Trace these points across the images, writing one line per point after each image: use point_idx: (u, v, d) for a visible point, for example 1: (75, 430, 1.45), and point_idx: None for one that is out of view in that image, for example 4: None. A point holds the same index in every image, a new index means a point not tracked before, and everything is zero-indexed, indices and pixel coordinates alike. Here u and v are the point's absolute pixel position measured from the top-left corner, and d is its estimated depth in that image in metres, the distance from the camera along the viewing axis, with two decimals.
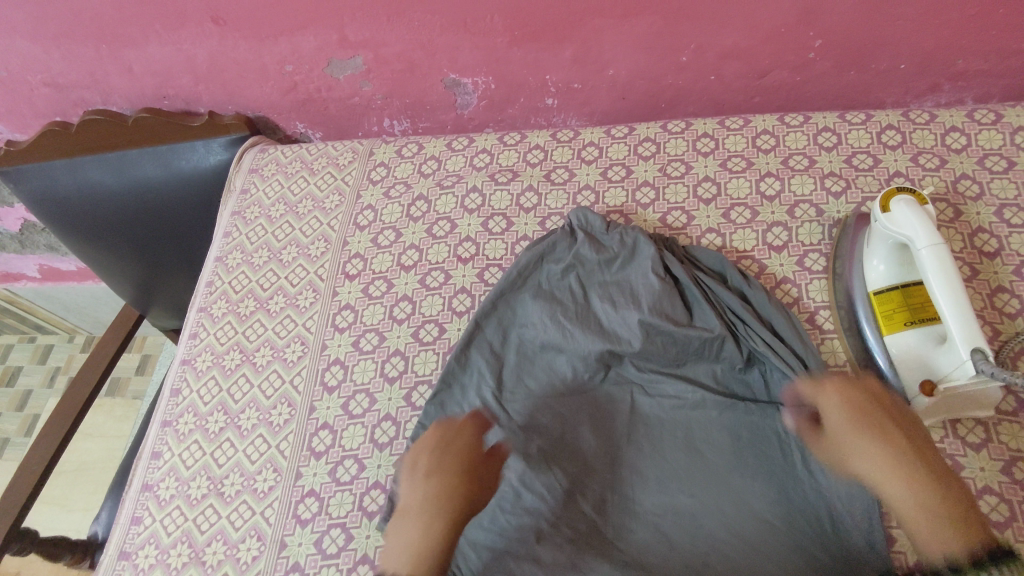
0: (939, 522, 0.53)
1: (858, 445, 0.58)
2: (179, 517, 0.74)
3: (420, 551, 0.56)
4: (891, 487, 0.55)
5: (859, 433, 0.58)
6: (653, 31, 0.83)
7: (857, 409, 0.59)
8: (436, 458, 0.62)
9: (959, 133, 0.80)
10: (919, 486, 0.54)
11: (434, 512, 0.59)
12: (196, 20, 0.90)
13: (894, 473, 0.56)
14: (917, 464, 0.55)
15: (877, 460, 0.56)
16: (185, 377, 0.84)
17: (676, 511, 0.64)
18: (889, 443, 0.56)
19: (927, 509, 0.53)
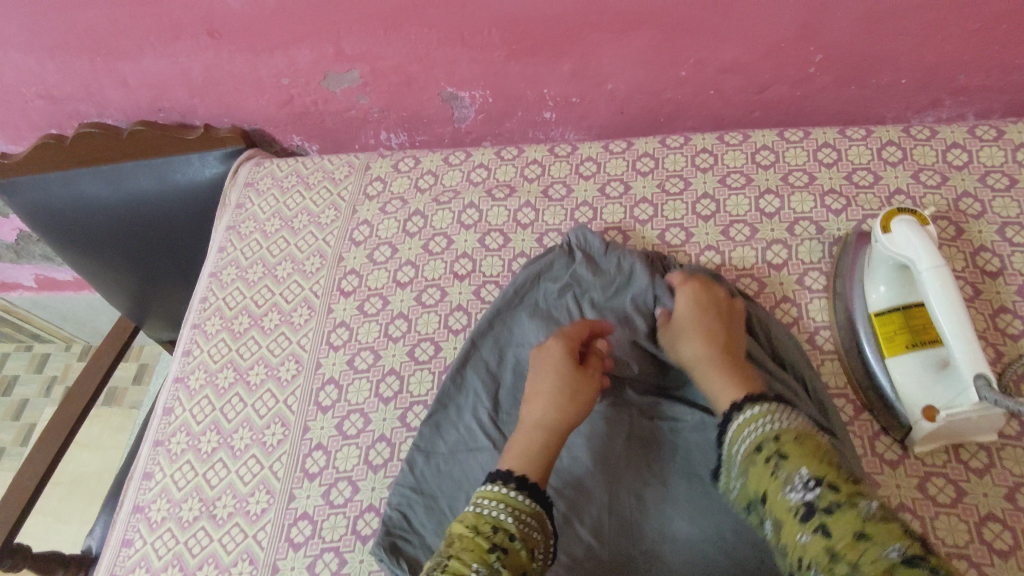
0: (727, 386, 0.63)
1: (685, 322, 0.69)
2: (171, 540, 0.74)
3: (524, 455, 0.63)
4: (697, 350, 0.67)
5: (689, 312, 0.69)
6: (652, 45, 0.82)
7: (695, 299, 0.70)
8: (533, 379, 0.67)
9: (961, 149, 0.79)
10: (720, 365, 0.65)
11: (533, 422, 0.65)
12: (191, 33, 0.89)
13: (702, 345, 0.67)
14: (722, 349, 0.66)
15: (693, 336, 0.68)
16: (177, 396, 0.83)
17: (675, 537, 0.63)
18: (704, 330, 0.68)
19: (719, 380, 0.64)
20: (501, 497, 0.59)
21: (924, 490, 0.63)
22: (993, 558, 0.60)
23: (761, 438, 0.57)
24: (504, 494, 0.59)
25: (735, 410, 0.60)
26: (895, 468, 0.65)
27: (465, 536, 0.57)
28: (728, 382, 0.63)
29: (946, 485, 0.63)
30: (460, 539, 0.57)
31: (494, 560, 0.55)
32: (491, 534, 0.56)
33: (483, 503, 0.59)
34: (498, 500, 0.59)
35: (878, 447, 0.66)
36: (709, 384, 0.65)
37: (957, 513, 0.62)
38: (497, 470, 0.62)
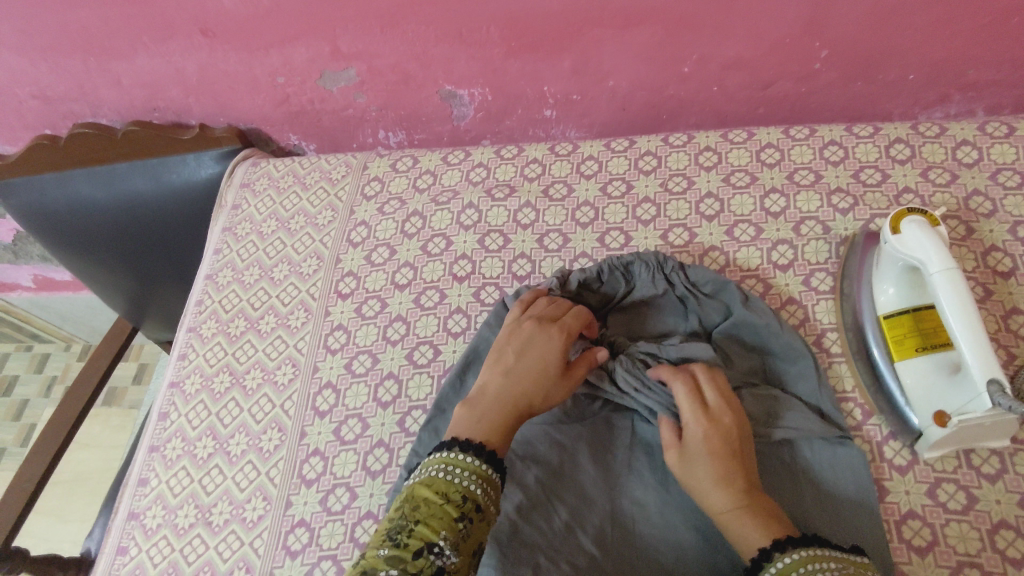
0: (758, 535, 0.55)
1: (699, 458, 0.59)
2: (166, 547, 0.72)
3: (486, 428, 0.60)
4: (721, 497, 0.57)
5: (704, 443, 0.59)
6: (654, 42, 0.81)
7: (710, 425, 0.60)
8: (518, 356, 0.65)
9: (971, 147, 0.77)
10: (750, 513, 0.56)
11: (505, 395, 0.62)
12: (185, 32, 0.87)
13: (723, 491, 0.57)
14: (748, 496, 0.57)
15: (711, 479, 0.58)
16: (173, 401, 0.82)
17: (680, 546, 0.62)
18: (724, 468, 0.58)
19: (749, 529, 0.55)
20: (470, 467, 0.56)
21: (935, 497, 0.62)
22: (1006, 566, 0.58)
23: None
24: (477, 465, 0.57)
25: (770, 563, 0.53)
26: (904, 474, 0.63)
27: (433, 502, 0.54)
28: (762, 531, 0.55)
29: (957, 492, 0.62)
30: (428, 504, 0.54)
31: (461, 530, 0.53)
32: (462, 503, 0.54)
33: (453, 470, 0.56)
34: (468, 468, 0.56)
35: (887, 453, 0.65)
36: (736, 535, 0.56)
37: (969, 521, 0.60)
38: (465, 440, 0.58)
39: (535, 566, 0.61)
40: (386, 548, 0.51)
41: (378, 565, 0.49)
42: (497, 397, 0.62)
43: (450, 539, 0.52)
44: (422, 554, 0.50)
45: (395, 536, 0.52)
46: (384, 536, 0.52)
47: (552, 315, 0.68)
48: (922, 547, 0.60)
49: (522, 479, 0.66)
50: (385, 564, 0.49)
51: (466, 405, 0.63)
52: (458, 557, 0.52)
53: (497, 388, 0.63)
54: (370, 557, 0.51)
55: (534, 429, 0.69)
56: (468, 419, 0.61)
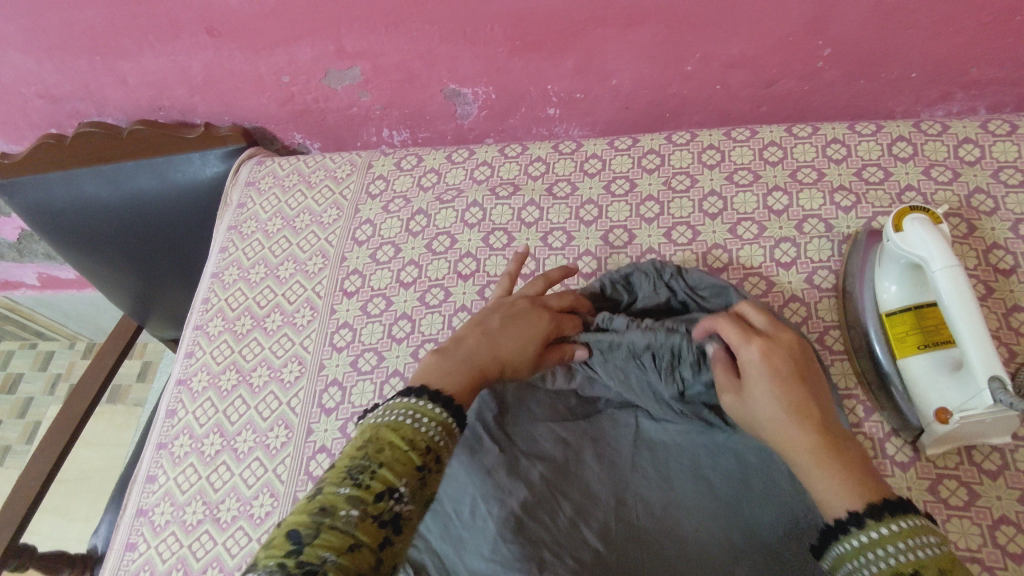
0: (838, 475, 0.51)
1: (762, 387, 0.56)
2: (175, 543, 0.73)
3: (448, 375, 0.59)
4: (796, 430, 0.54)
5: (766, 369, 0.56)
6: (657, 40, 0.81)
7: (769, 349, 0.57)
8: (505, 323, 0.66)
9: (973, 145, 0.77)
10: (827, 449, 0.52)
11: (474, 356, 0.62)
12: (191, 31, 0.88)
13: (795, 422, 0.54)
14: (825, 430, 0.53)
15: (781, 408, 0.55)
16: (180, 399, 0.83)
17: (683, 542, 0.62)
18: (795, 396, 0.55)
19: (827, 467, 0.51)
20: (437, 417, 0.54)
21: (936, 493, 0.62)
22: (1008, 561, 0.59)
23: (895, 571, 0.46)
24: (443, 417, 0.54)
25: (860, 530, 0.48)
26: (906, 470, 0.64)
27: (397, 446, 0.51)
28: (839, 472, 0.51)
29: (958, 488, 0.62)
30: (392, 448, 0.51)
31: (420, 478, 0.51)
32: (426, 453, 0.52)
33: (420, 418, 0.53)
34: (434, 418, 0.54)
35: (888, 449, 0.65)
36: (811, 473, 0.52)
37: (970, 516, 0.61)
38: (433, 391, 0.56)
39: (540, 561, 0.60)
40: (346, 486, 0.48)
41: (338, 504, 0.46)
42: (470, 352, 0.63)
43: (410, 486, 0.49)
44: (383, 500, 0.47)
45: (357, 475, 0.48)
46: (342, 474, 0.49)
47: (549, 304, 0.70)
48: None
49: (526, 475, 0.67)
50: (345, 504, 0.46)
51: (440, 351, 0.63)
52: (414, 505, 0.49)
53: (472, 343, 0.64)
54: (327, 493, 0.47)
55: (539, 427, 0.70)
56: (432, 369, 0.60)
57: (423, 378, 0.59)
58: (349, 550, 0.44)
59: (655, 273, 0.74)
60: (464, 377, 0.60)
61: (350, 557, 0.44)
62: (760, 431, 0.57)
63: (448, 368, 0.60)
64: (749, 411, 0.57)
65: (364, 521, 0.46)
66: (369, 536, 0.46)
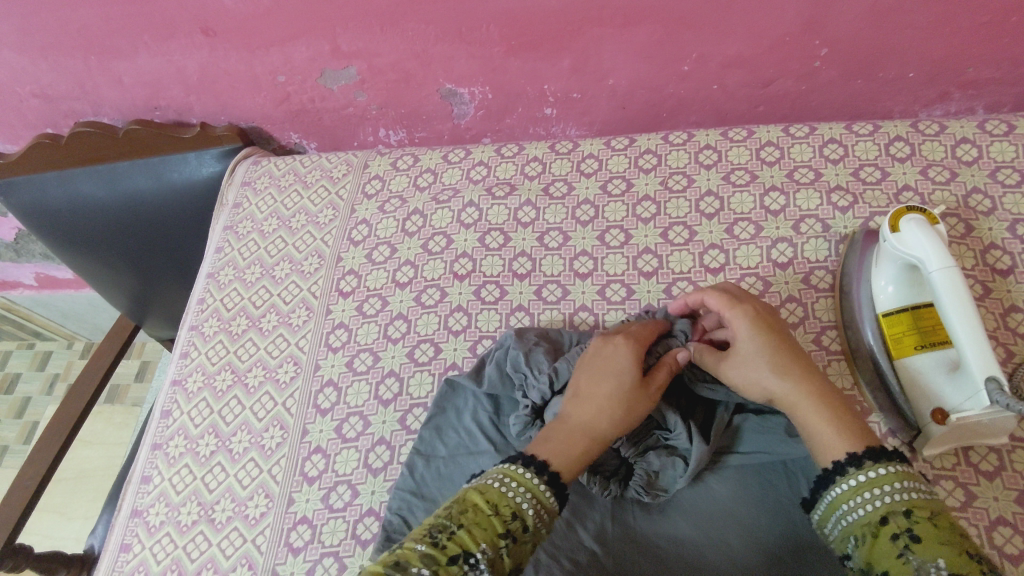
0: (842, 427, 0.55)
1: (769, 351, 0.60)
2: (169, 544, 0.73)
3: (560, 452, 0.58)
4: (791, 384, 0.58)
5: (766, 336, 0.60)
6: (653, 40, 0.81)
7: (766, 319, 0.61)
8: (590, 378, 0.63)
9: (971, 144, 0.77)
10: (827, 403, 0.57)
11: (575, 422, 0.61)
12: (186, 31, 0.88)
13: (788, 377, 0.59)
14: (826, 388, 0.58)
15: (774, 367, 0.59)
16: (176, 398, 0.83)
17: (680, 545, 0.61)
18: (781, 357, 0.59)
19: (831, 422, 0.56)
20: (529, 486, 0.55)
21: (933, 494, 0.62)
22: (1004, 562, 0.59)
23: (887, 509, 0.50)
24: (535, 484, 0.55)
25: (858, 470, 0.52)
26: None
27: (480, 509, 0.52)
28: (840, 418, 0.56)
29: (954, 488, 0.62)
30: (475, 511, 0.52)
31: (502, 548, 0.51)
32: (511, 521, 0.52)
33: (510, 484, 0.54)
34: (523, 485, 0.55)
35: None
36: (812, 426, 0.57)
37: (966, 517, 0.61)
38: (529, 456, 0.57)
39: (535, 561, 0.62)
40: (423, 544, 0.50)
41: (412, 560, 0.49)
42: (574, 419, 0.61)
43: (488, 554, 0.50)
44: (456, 563, 0.49)
45: (435, 534, 0.51)
46: (424, 530, 0.51)
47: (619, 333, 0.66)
48: None
49: None
50: (419, 561, 0.49)
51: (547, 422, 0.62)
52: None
53: (571, 412, 0.61)
54: (405, 548, 0.50)
55: None
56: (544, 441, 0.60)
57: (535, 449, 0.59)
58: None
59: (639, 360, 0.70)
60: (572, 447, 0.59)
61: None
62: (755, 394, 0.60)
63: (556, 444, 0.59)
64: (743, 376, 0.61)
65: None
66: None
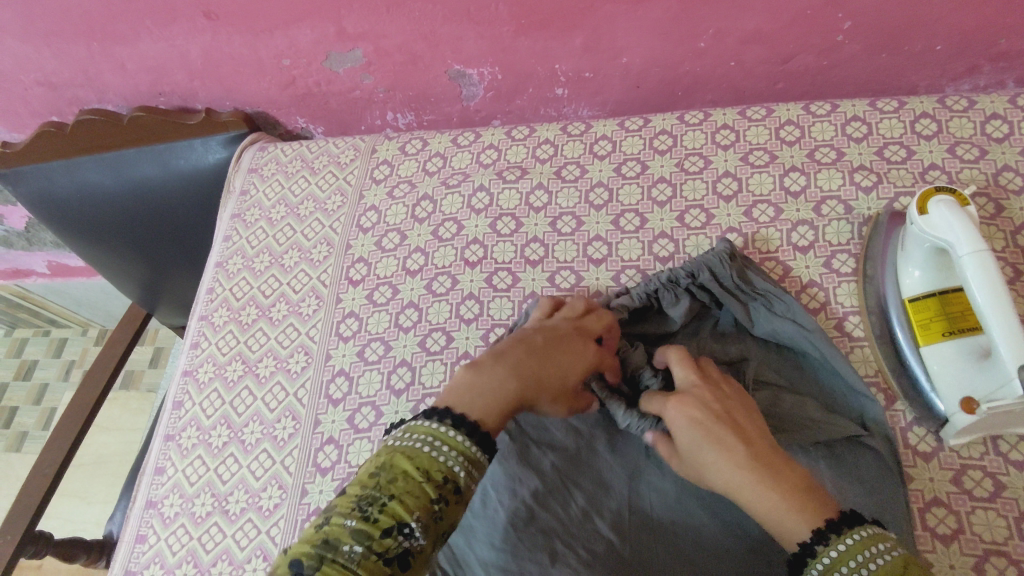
0: (787, 505, 0.50)
1: (692, 437, 0.56)
2: (184, 535, 0.73)
3: (487, 403, 0.55)
4: (734, 470, 0.53)
5: (684, 421, 0.57)
6: (668, 16, 0.78)
7: (682, 403, 0.58)
8: (548, 349, 0.62)
9: (1001, 120, 0.74)
10: (774, 481, 0.51)
11: (515, 380, 0.58)
12: (188, 14, 0.86)
13: (734, 461, 0.53)
14: (763, 463, 0.53)
15: (714, 452, 0.54)
16: (187, 389, 0.82)
17: (700, 535, 0.60)
18: (718, 438, 0.55)
19: (773, 498, 0.51)
20: (461, 449, 0.51)
21: (961, 484, 0.61)
22: None
23: None
24: (464, 445, 0.52)
25: (816, 558, 0.48)
26: (929, 461, 0.62)
27: (411, 477, 0.49)
28: (787, 498, 0.50)
29: (983, 479, 0.60)
30: (404, 478, 0.49)
31: (435, 513, 0.49)
32: (443, 485, 0.49)
33: (437, 447, 0.51)
34: (454, 447, 0.51)
35: (911, 439, 0.63)
36: (766, 510, 0.51)
37: (995, 508, 0.59)
38: (458, 415, 0.53)
39: (551, 552, 0.60)
40: (352, 518, 0.47)
41: (342, 538, 0.46)
42: (515, 377, 0.58)
43: (422, 521, 0.48)
44: (390, 536, 0.46)
45: (365, 507, 0.47)
46: (352, 503, 0.48)
47: (587, 330, 0.66)
48: (946, 535, 0.59)
49: (537, 465, 0.65)
50: (349, 538, 0.46)
51: (475, 367, 0.58)
52: (426, 538, 0.48)
53: (513, 361, 0.59)
54: (334, 524, 0.47)
55: (550, 415, 0.68)
56: (470, 387, 0.56)
57: (453, 397, 0.55)
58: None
59: (683, 279, 0.71)
60: (499, 406, 0.56)
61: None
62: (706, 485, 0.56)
63: (484, 390, 0.56)
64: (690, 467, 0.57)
65: (366, 559, 0.45)
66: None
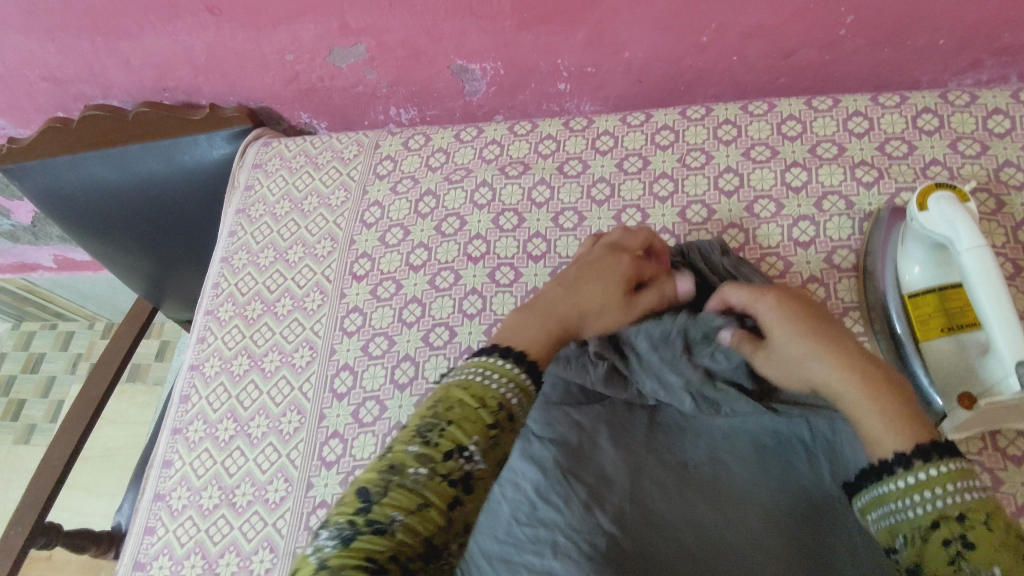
0: (891, 416, 0.50)
1: (786, 331, 0.55)
2: (192, 527, 0.74)
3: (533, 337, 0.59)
4: (833, 368, 0.52)
5: (782, 314, 0.55)
6: (671, 10, 0.78)
7: (780, 299, 0.56)
8: (581, 273, 0.66)
9: (1004, 115, 0.74)
10: (877, 385, 0.51)
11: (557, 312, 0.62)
12: (191, 10, 0.86)
13: (832, 358, 0.53)
14: (864, 364, 0.52)
15: (812, 347, 0.53)
16: (194, 384, 0.83)
17: (700, 526, 0.60)
18: (818, 333, 0.54)
19: (873, 405, 0.50)
20: (510, 375, 0.54)
21: None
22: None
23: (940, 512, 0.46)
24: (515, 373, 0.54)
25: (906, 470, 0.48)
26: None
27: (466, 404, 0.51)
28: (889, 406, 0.50)
29: (981, 473, 0.61)
30: (461, 406, 0.51)
31: (491, 438, 0.50)
32: (499, 411, 0.51)
33: (490, 375, 0.53)
34: (503, 374, 0.54)
35: None
36: (861, 412, 0.51)
37: (993, 502, 0.60)
38: (506, 349, 0.57)
39: (553, 545, 0.59)
40: (415, 444, 0.49)
41: (406, 462, 0.48)
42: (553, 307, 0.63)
43: (480, 445, 0.49)
44: (452, 458, 0.48)
45: (426, 434, 0.49)
46: (412, 431, 0.50)
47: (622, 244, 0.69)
48: None
49: (540, 459, 0.66)
50: (413, 462, 0.47)
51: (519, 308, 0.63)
52: (485, 463, 0.50)
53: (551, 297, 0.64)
54: (398, 451, 0.49)
55: (552, 410, 0.69)
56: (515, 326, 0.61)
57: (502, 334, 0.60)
58: (416, 509, 0.45)
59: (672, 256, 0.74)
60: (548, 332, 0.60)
61: (418, 514, 0.45)
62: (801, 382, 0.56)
63: (529, 322, 0.61)
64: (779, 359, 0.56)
65: (432, 480, 0.47)
66: (437, 495, 0.46)
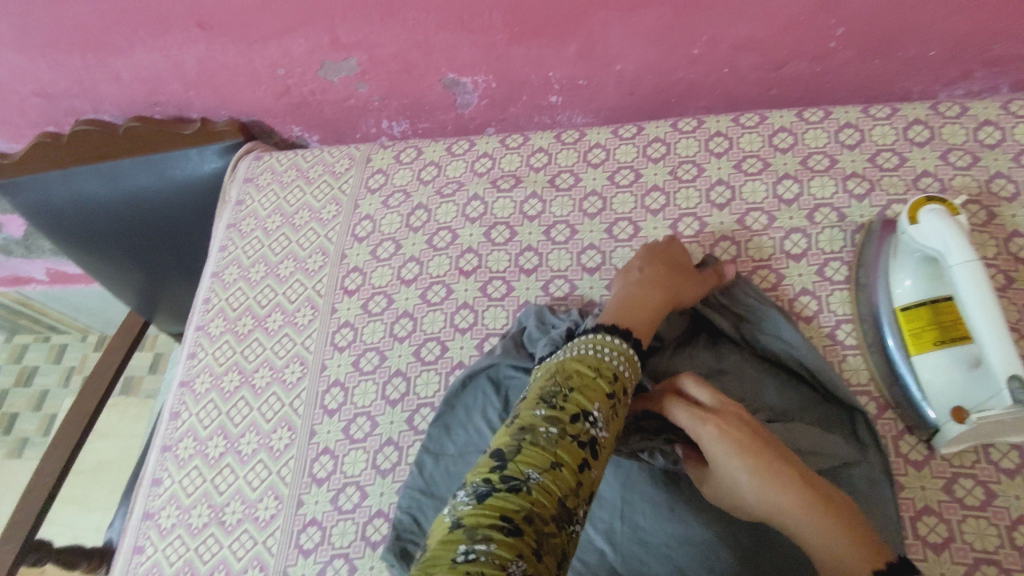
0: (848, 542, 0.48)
1: (730, 461, 0.52)
2: (181, 546, 0.73)
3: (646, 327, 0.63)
4: (786, 497, 0.50)
5: (725, 443, 0.52)
6: (662, 23, 0.78)
7: (722, 425, 0.54)
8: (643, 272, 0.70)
9: (994, 127, 0.74)
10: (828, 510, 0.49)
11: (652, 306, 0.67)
12: (181, 25, 0.86)
13: (779, 487, 0.50)
14: (810, 491, 0.50)
15: (757, 479, 0.51)
16: (184, 400, 0.83)
17: (691, 544, 0.59)
18: (762, 463, 0.51)
19: (830, 530, 0.48)
20: (615, 348, 0.58)
21: (951, 492, 0.61)
22: None
23: None
24: (623, 348, 0.58)
25: None
26: (921, 470, 0.62)
27: (585, 375, 0.54)
28: (846, 532, 0.48)
29: (975, 487, 0.61)
30: (581, 376, 0.54)
31: (612, 407, 0.53)
32: (613, 382, 0.55)
33: (602, 350, 0.57)
34: (615, 350, 0.58)
35: (902, 448, 0.64)
36: (819, 540, 0.48)
37: (987, 517, 0.60)
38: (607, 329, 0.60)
39: None
40: (542, 409, 0.51)
41: (537, 423, 0.50)
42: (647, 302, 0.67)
43: (602, 413, 0.52)
44: (579, 421, 0.50)
45: (550, 400, 0.52)
46: (538, 398, 0.52)
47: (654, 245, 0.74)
48: (937, 544, 0.59)
49: None
50: (543, 423, 0.50)
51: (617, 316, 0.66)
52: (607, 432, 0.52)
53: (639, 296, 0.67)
54: (526, 416, 0.51)
55: None
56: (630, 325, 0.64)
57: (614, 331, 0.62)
58: (550, 467, 0.47)
59: None
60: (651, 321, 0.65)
61: (552, 472, 0.47)
62: (746, 511, 0.53)
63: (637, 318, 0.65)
64: (727, 487, 0.54)
65: (563, 439, 0.49)
66: (568, 455, 0.48)
